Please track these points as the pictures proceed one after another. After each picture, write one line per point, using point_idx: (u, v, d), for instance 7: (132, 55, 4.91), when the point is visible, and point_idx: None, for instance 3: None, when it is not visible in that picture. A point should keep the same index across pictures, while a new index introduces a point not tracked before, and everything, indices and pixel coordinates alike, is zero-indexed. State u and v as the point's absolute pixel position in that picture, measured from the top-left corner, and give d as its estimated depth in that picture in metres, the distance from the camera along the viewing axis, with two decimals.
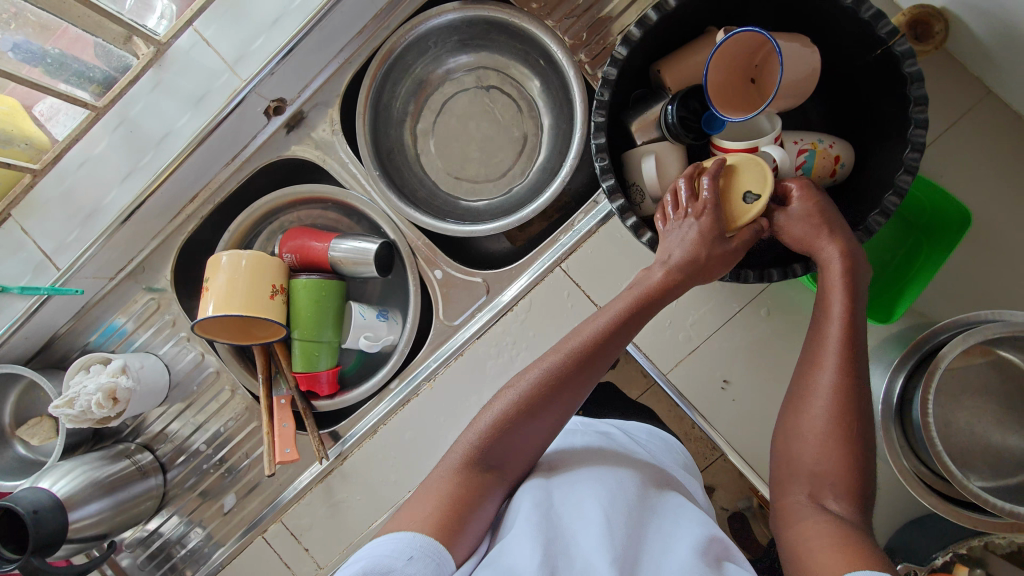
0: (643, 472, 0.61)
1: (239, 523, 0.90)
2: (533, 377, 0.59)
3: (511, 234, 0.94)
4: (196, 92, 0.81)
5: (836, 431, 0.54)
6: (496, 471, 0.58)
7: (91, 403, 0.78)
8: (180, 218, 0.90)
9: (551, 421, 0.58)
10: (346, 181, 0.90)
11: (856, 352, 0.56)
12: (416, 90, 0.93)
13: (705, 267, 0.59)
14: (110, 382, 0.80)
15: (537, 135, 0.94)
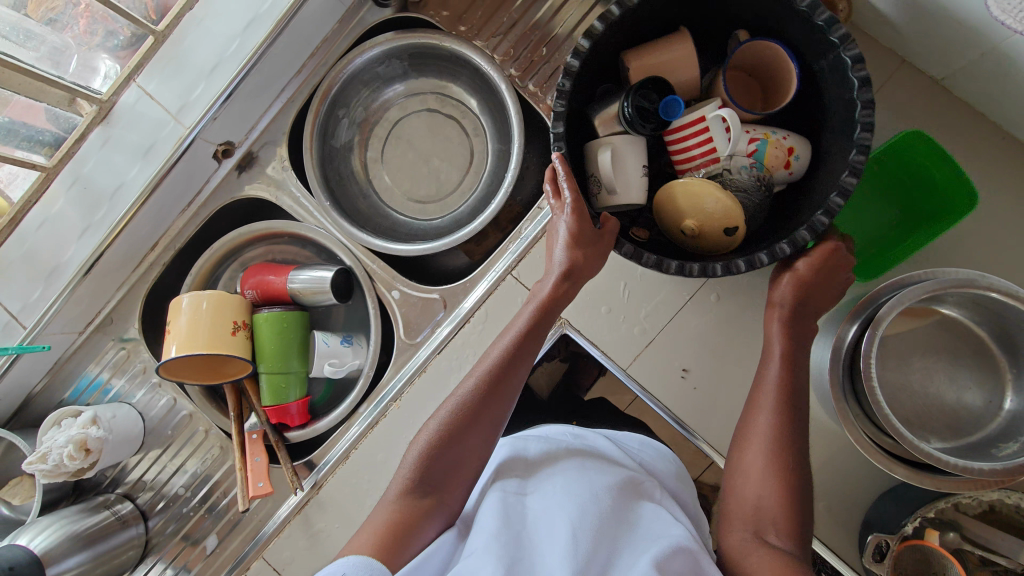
0: (614, 479, 0.61)
1: (223, 564, 0.90)
2: (457, 404, 0.63)
3: (469, 249, 0.95)
4: (144, 143, 0.85)
5: (773, 481, 0.60)
6: (440, 496, 0.59)
7: (63, 455, 0.79)
8: (143, 266, 0.92)
9: (479, 442, 0.62)
10: (300, 214, 0.92)
11: (790, 396, 0.63)
12: (362, 120, 0.97)
13: (580, 265, 0.66)
14: (80, 434, 0.81)
15: (482, 150, 0.96)
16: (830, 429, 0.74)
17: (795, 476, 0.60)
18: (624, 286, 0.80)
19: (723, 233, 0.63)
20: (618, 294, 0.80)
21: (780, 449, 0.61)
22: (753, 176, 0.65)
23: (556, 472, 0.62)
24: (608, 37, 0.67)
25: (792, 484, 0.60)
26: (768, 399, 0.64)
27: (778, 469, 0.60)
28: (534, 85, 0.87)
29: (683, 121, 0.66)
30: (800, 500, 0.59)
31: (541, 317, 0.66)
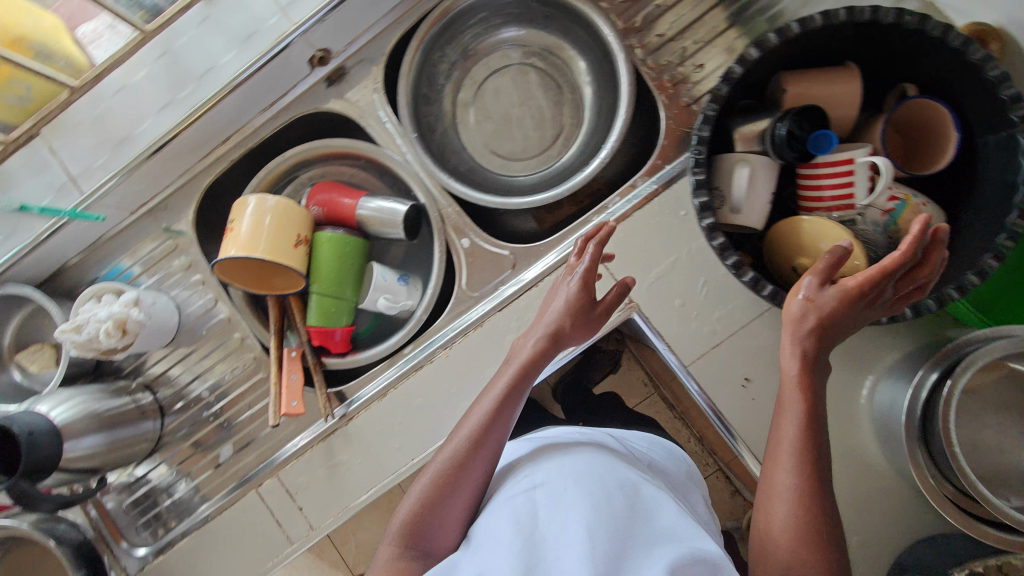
0: (613, 477, 0.59)
1: (232, 477, 0.88)
2: (439, 460, 0.60)
3: (539, 216, 0.94)
4: (243, 31, 0.81)
5: (801, 533, 0.52)
6: (422, 546, 0.56)
7: (100, 330, 0.76)
8: (211, 158, 0.88)
9: (456, 496, 0.58)
10: (381, 140, 0.88)
11: (810, 438, 0.55)
12: (463, 60, 0.94)
13: (569, 330, 0.67)
14: (121, 312, 0.78)
15: (576, 118, 0.93)
16: (881, 469, 0.73)
17: (820, 517, 0.53)
18: (704, 284, 0.78)
19: (837, 280, 0.64)
20: (696, 291, 0.78)
21: (800, 501, 0.53)
22: (885, 234, 0.64)
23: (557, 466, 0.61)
24: (773, 55, 0.68)
25: (820, 531, 0.52)
26: (783, 446, 0.56)
27: (803, 523, 0.53)
28: (654, 60, 0.82)
29: (832, 157, 0.65)
30: (833, 544, 0.52)
31: (506, 376, 0.63)
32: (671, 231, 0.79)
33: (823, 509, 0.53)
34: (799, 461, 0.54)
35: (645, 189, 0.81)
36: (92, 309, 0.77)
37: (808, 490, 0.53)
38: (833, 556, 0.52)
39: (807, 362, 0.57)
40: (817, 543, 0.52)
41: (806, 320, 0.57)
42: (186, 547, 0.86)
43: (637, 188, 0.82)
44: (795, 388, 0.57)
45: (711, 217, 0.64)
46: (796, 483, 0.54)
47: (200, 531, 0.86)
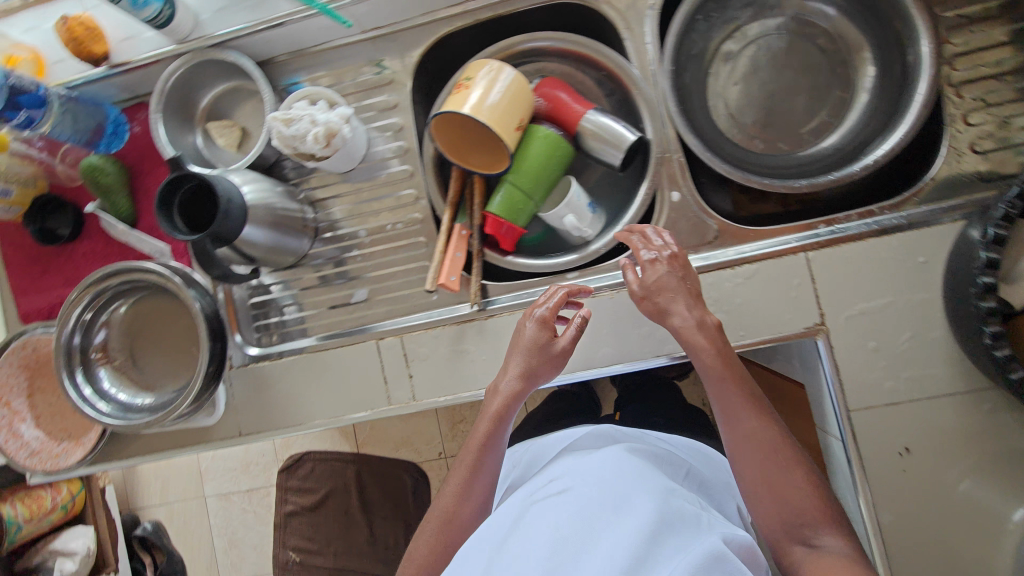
0: (633, 478, 0.66)
1: (355, 320, 0.88)
2: (447, 500, 0.70)
3: (740, 199, 0.89)
4: None
5: (757, 486, 0.63)
6: (450, 545, 0.68)
7: (311, 133, 0.75)
8: (460, 8, 0.84)
9: (467, 513, 0.69)
10: (634, 59, 0.81)
11: (773, 431, 0.64)
12: (744, 9, 0.85)
13: (536, 368, 0.70)
14: (335, 123, 0.76)
15: (836, 116, 0.83)
16: None
17: (771, 464, 0.62)
18: (907, 339, 0.73)
19: None
20: (896, 342, 0.73)
21: (750, 463, 0.64)
22: None
23: (584, 473, 0.68)
24: None
25: (790, 493, 0.61)
26: (725, 425, 0.66)
27: (759, 479, 0.63)
28: (965, 91, 0.74)
29: None
30: (808, 498, 0.61)
31: (489, 430, 0.70)
32: (899, 272, 0.73)
33: (793, 472, 0.62)
34: (723, 421, 0.65)
35: (889, 218, 0.74)
36: (310, 110, 0.76)
37: (750, 454, 0.64)
38: (807, 508, 0.61)
39: (683, 338, 0.66)
40: (778, 496, 0.62)
41: (656, 303, 0.68)
42: (293, 363, 0.87)
43: (877, 215, 0.75)
44: (728, 383, 0.65)
45: (993, 278, 0.59)
46: (743, 445, 0.64)
47: (311, 354, 0.87)
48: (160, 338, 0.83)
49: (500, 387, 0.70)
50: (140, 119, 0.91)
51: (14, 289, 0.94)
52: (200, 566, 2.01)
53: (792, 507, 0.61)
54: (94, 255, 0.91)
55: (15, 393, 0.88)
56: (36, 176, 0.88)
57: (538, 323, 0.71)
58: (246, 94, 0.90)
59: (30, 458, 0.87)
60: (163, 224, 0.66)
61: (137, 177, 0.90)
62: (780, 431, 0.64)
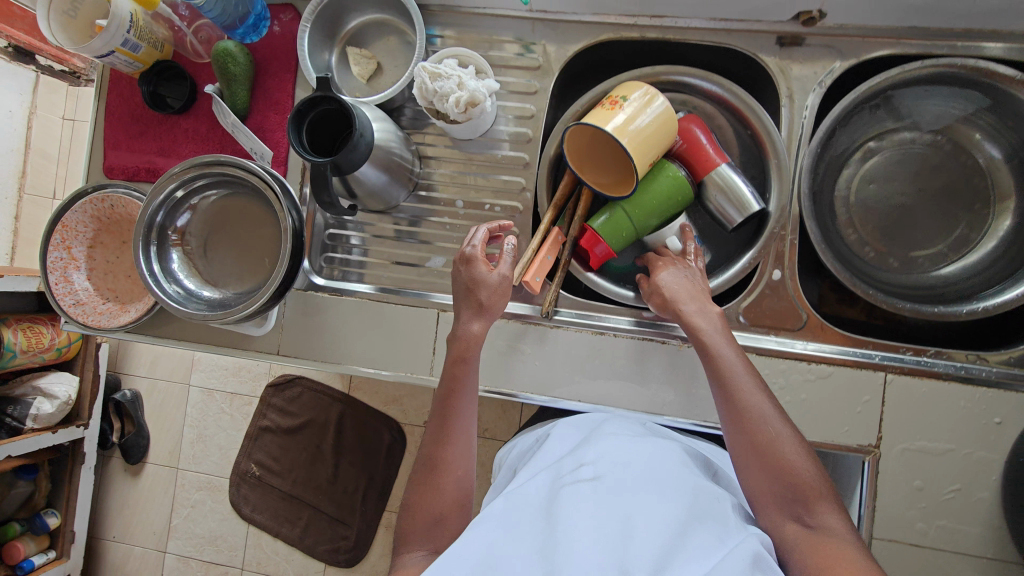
0: (670, 478, 0.60)
1: (422, 283, 0.88)
2: (434, 448, 0.69)
3: (827, 294, 0.89)
4: None
5: (745, 464, 0.61)
6: (439, 487, 0.66)
7: (454, 96, 0.74)
8: (631, 21, 0.82)
9: (454, 462, 0.68)
10: (784, 130, 0.80)
11: (757, 399, 0.62)
12: (907, 117, 0.83)
13: (484, 302, 0.72)
14: (479, 93, 0.75)
15: (960, 249, 0.81)
16: None
17: (760, 439, 0.60)
18: (954, 490, 0.72)
19: None
20: (941, 489, 0.72)
21: (738, 445, 0.62)
22: None
23: (624, 458, 0.62)
24: None
25: (776, 464, 0.58)
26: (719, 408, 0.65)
27: (749, 455, 0.60)
28: None
29: None
30: (796, 469, 0.58)
31: (451, 384, 0.72)
32: (968, 425, 0.72)
33: (776, 448, 0.59)
34: (725, 405, 0.64)
35: (976, 368, 0.73)
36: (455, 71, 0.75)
37: (735, 431, 0.62)
38: (795, 481, 0.57)
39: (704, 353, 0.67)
40: (764, 468, 0.59)
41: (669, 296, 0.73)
42: (349, 304, 0.87)
43: (967, 363, 0.74)
44: (743, 371, 0.64)
45: None
46: (732, 425, 0.63)
47: (370, 301, 0.87)
48: (236, 235, 0.83)
49: (462, 334, 0.72)
50: (281, 20, 0.89)
51: (105, 140, 0.94)
52: (161, 449, 2.03)
53: (785, 483, 0.58)
54: (194, 135, 0.91)
55: (78, 240, 0.89)
56: (166, 40, 0.88)
57: (473, 263, 0.74)
58: (391, 30, 0.88)
59: (74, 307, 0.88)
60: (291, 136, 0.66)
61: (261, 74, 0.89)
62: (771, 411, 0.62)
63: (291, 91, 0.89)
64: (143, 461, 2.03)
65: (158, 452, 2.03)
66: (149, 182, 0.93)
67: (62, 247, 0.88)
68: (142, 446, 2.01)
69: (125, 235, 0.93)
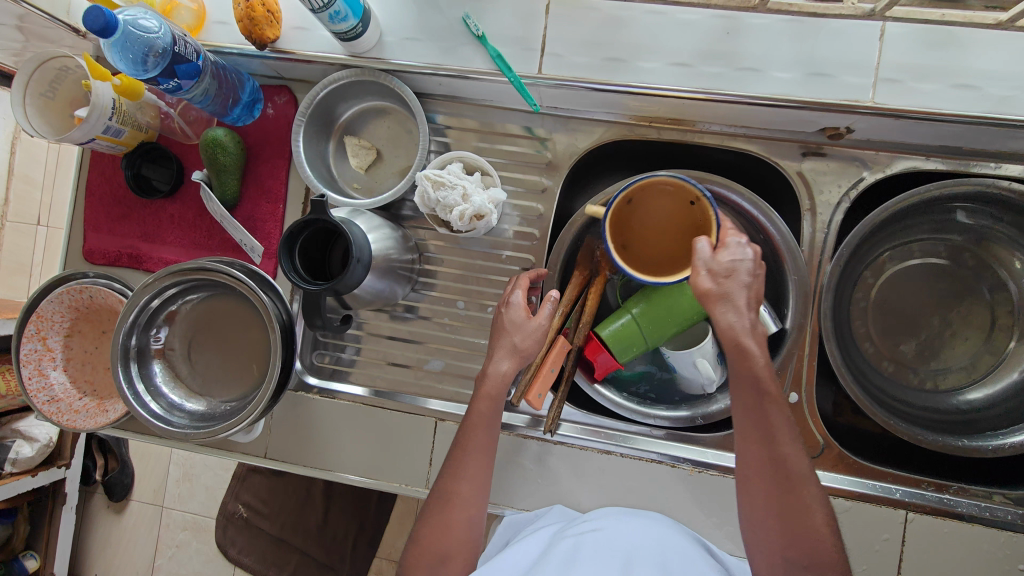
0: (674, 548, 0.64)
1: (420, 386, 0.84)
2: (451, 483, 0.65)
3: None
4: (825, 66, 0.67)
5: (765, 512, 0.58)
6: (453, 525, 0.63)
7: (459, 210, 0.69)
8: (648, 123, 0.78)
9: (467, 501, 0.64)
10: (805, 244, 0.76)
11: (794, 453, 0.57)
12: (930, 229, 0.79)
13: (522, 347, 0.66)
14: (486, 207, 0.71)
15: (984, 370, 0.78)
16: None
17: (795, 494, 0.57)
18: None
19: None
20: None
21: (763, 490, 0.58)
22: None
23: (624, 526, 0.67)
24: None
25: (800, 522, 0.56)
26: (750, 444, 0.59)
27: (772, 507, 0.57)
28: None
29: None
30: (818, 533, 0.56)
31: (476, 421, 0.66)
32: (991, 571, 0.69)
33: (804, 506, 0.56)
34: (756, 452, 0.59)
35: (1000, 509, 0.70)
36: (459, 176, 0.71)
37: (765, 473, 0.58)
38: (815, 549, 0.55)
39: (751, 382, 0.58)
40: (787, 524, 0.57)
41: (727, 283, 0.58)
42: (343, 408, 0.83)
43: (990, 502, 0.71)
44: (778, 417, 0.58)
45: None
46: (765, 467, 0.58)
47: (364, 406, 0.83)
48: (222, 336, 0.79)
49: (489, 374, 0.66)
50: (276, 102, 0.84)
51: (85, 221, 0.88)
52: (145, 487, 1.96)
53: (805, 545, 0.56)
54: (180, 221, 0.86)
55: (53, 330, 0.83)
56: (151, 124, 0.82)
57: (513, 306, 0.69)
58: (391, 118, 0.83)
59: (48, 404, 0.82)
60: (282, 262, 0.62)
61: (252, 159, 0.84)
62: (804, 464, 0.58)
63: (284, 178, 0.84)
64: (125, 498, 1.96)
65: (142, 490, 1.96)
66: (132, 268, 0.88)
67: (36, 339, 0.82)
68: (125, 484, 1.94)
69: (104, 323, 0.88)
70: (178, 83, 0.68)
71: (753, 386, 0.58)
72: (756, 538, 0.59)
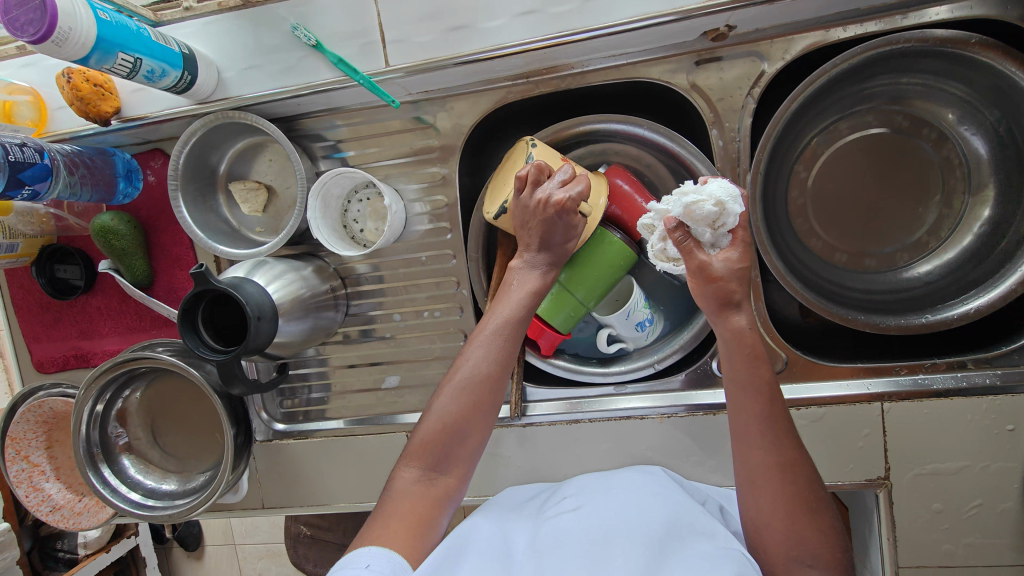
0: (652, 494, 0.64)
1: (385, 405, 0.84)
2: (484, 363, 0.64)
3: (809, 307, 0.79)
4: None
5: (775, 518, 0.56)
6: (478, 411, 0.63)
7: (697, 218, 0.57)
8: (524, 78, 0.72)
9: (497, 388, 0.64)
10: (720, 159, 0.71)
11: (803, 458, 0.58)
12: (853, 102, 0.73)
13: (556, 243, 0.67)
14: (702, 210, 0.56)
15: (938, 236, 0.74)
16: None
17: (799, 496, 0.56)
18: (977, 503, 0.68)
19: None
20: (964, 504, 0.68)
21: (769, 494, 0.57)
22: None
23: (601, 491, 0.66)
24: None
25: (800, 509, 0.56)
26: (755, 451, 0.58)
27: (781, 509, 0.56)
28: None
29: None
30: (820, 530, 0.55)
31: (493, 336, 0.65)
32: (980, 439, 0.67)
33: (807, 497, 0.56)
34: (762, 453, 0.58)
35: (978, 376, 0.68)
36: (715, 197, 0.55)
37: (772, 479, 0.57)
38: (815, 546, 0.55)
39: (759, 385, 0.58)
40: (786, 515, 0.56)
41: (729, 291, 0.58)
42: (319, 445, 0.84)
43: (967, 370, 0.68)
44: (776, 423, 0.58)
45: None
46: (771, 471, 0.57)
47: (339, 438, 0.84)
48: (181, 417, 0.81)
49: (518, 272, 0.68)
50: (153, 168, 0.81)
51: (25, 335, 0.89)
52: (215, 530, 2.07)
53: (807, 542, 0.55)
54: (109, 311, 0.86)
55: (33, 447, 0.86)
56: (44, 228, 0.81)
57: (527, 188, 0.66)
58: (269, 150, 0.80)
59: (52, 513, 0.86)
60: (187, 339, 0.60)
61: (150, 232, 0.82)
62: (807, 464, 0.58)
63: (188, 242, 0.81)
64: (200, 545, 2.07)
65: (213, 534, 2.07)
66: (81, 368, 0.88)
67: (20, 459, 0.85)
68: (195, 533, 2.04)
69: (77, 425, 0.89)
70: (31, 189, 0.65)
71: (756, 389, 0.58)
72: (752, 533, 0.59)
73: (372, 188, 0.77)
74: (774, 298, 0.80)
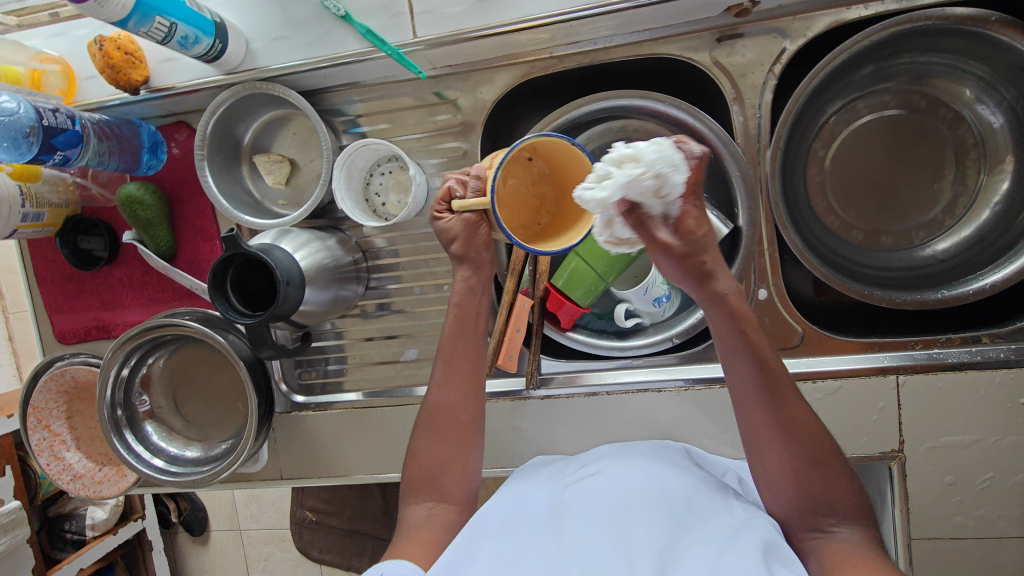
0: (668, 465, 0.65)
1: (403, 378, 0.86)
2: (442, 395, 0.66)
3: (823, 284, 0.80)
4: None
5: (788, 477, 0.57)
6: (450, 440, 0.65)
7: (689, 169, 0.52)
8: (548, 53, 0.73)
9: (465, 412, 0.66)
10: (740, 135, 0.72)
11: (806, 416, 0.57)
12: (871, 81, 0.74)
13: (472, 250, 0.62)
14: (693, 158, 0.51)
15: (954, 213, 0.75)
16: None
17: (806, 455, 0.55)
18: (989, 476, 0.69)
19: None
20: (976, 477, 0.70)
21: (777, 454, 0.56)
22: None
23: (620, 459, 0.68)
24: None
25: (809, 466, 0.55)
26: (756, 416, 0.57)
27: (790, 466, 0.56)
28: None
29: None
30: (832, 482, 0.55)
31: (447, 364, 0.66)
32: (993, 413, 0.69)
33: (816, 454, 0.55)
34: (763, 417, 0.57)
35: (992, 350, 0.69)
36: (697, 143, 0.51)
37: (777, 439, 0.56)
38: (829, 497, 0.55)
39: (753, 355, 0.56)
40: (798, 472, 0.56)
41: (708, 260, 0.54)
42: (338, 417, 0.85)
43: (981, 344, 0.70)
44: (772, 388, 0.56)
45: None
46: (775, 433, 0.56)
47: (357, 410, 0.85)
48: (201, 389, 0.82)
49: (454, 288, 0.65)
50: (178, 140, 0.82)
51: (47, 306, 0.90)
52: (220, 515, 2.07)
53: (820, 496, 0.55)
54: (132, 282, 0.87)
55: (55, 417, 0.87)
56: (70, 198, 0.82)
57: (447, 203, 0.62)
58: (294, 124, 0.81)
59: (73, 482, 0.87)
60: (218, 304, 0.61)
61: (174, 204, 0.83)
62: (817, 424, 0.57)
63: (211, 214, 0.82)
64: (206, 530, 2.08)
65: (218, 519, 2.08)
66: (103, 338, 0.89)
67: (42, 428, 0.86)
68: (201, 518, 2.05)
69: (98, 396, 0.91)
70: (63, 155, 0.66)
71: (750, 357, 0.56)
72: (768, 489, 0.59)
73: (395, 162, 0.79)
74: (790, 276, 0.81)
